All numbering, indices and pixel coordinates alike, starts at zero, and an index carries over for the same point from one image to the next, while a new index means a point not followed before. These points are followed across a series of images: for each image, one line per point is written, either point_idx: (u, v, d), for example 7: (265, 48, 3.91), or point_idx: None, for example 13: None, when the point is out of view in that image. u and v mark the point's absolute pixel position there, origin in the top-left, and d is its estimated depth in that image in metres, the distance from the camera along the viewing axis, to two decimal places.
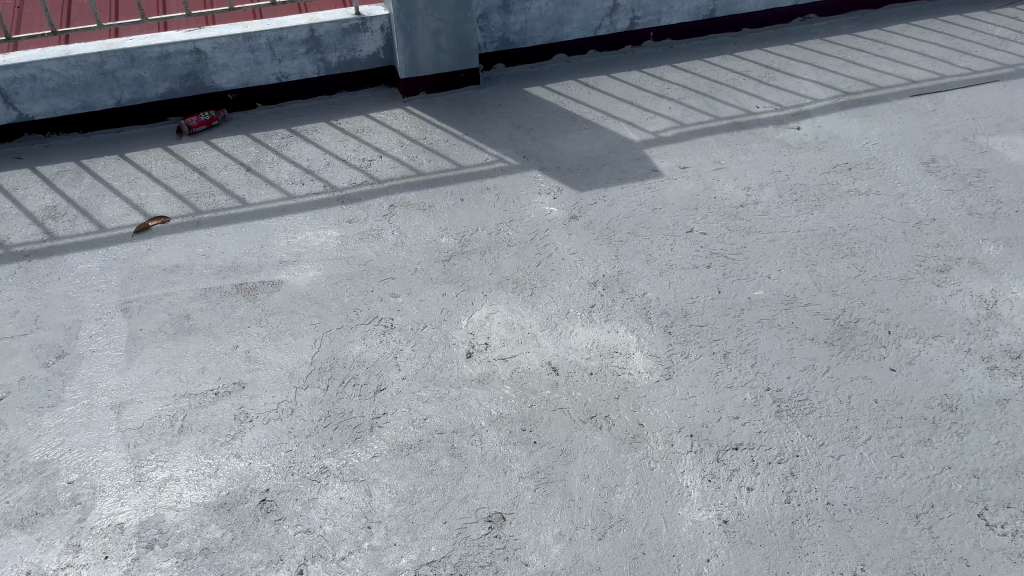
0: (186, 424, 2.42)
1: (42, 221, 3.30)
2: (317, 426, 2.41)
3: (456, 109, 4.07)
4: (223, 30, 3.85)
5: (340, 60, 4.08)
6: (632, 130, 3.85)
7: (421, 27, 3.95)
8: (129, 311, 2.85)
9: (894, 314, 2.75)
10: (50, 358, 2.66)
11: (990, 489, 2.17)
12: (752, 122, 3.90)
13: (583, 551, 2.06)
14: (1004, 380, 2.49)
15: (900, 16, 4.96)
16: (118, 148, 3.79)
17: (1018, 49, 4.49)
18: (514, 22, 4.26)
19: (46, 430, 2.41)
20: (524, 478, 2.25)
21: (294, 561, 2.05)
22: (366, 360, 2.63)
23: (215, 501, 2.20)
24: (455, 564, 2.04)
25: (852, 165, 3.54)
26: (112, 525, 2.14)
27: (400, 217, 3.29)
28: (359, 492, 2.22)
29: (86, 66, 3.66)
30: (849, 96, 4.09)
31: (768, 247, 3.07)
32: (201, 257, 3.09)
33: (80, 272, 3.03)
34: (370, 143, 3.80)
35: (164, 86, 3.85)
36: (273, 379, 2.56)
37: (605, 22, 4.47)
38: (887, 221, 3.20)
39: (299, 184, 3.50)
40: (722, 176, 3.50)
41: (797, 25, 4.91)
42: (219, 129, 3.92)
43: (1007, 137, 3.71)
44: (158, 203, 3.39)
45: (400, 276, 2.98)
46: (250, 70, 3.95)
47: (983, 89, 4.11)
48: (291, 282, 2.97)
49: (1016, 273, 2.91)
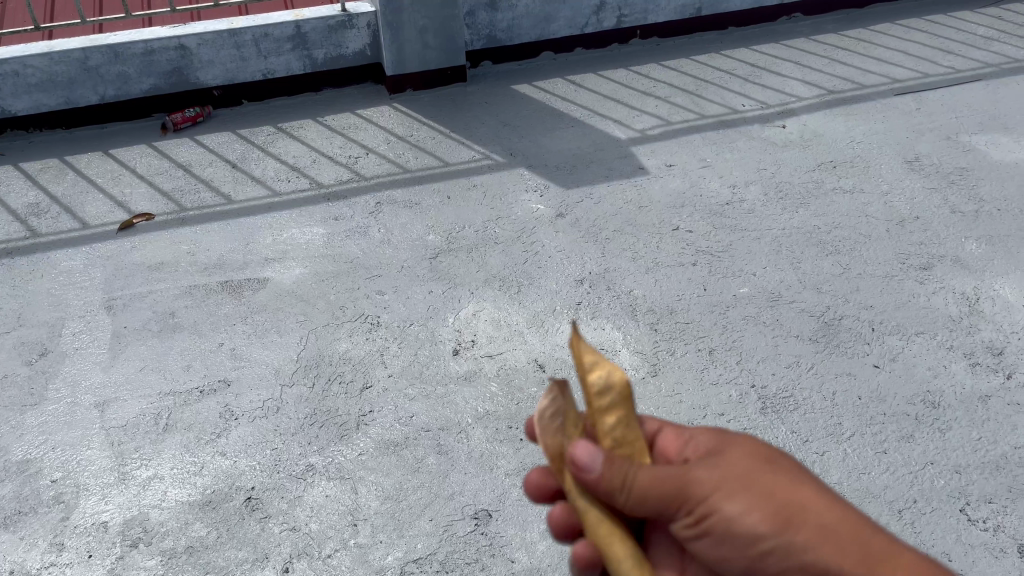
0: (171, 422, 2.41)
1: (24, 218, 3.27)
2: (303, 423, 2.40)
3: (443, 106, 4.07)
4: (208, 25, 3.83)
5: (326, 57, 4.07)
6: (619, 128, 3.86)
7: (408, 24, 3.94)
8: (113, 309, 2.83)
9: (878, 311, 2.77)
10: (33, 356, 2.64)
11: (971, 484, 2.19)
12: (738, 121, 3.92)
13: (569, 547, 2.07)
14: (986, 377, 2.51)
15: (884, 16, 5.00)
16: (102, 144, 3.76)
17: (1001, 48, 4.54)
18: (501, 20, 4.26)
19: (29, 429, 2.40)
20: (511, 475, 2.25)
21: (280, 559, 2.05)
22: (352, 358, 2.62)
23: (200, 499, 2.19)
24: (441, 561, 2.04)
25: (836, 164, 3.57)
26: (96, 524, 2.13)
27: (387, 215, 3.28)
28: (345, 490, 2.22)
29: (69, 62, 3.63)
30: (834, 95, 4.12)
31: (754, 245, 3.09)
32: (186, 254, 3.08)
33: (63, 270, 3.01)
34: (357, 139, 3.79)
35: (149, 82, 3.83)
36: (258, 377, 2.56)
37: (592, 20, 4.48)
38: (871, 219, 3.23)
39: (285, 181, 3.49)
40: (708, 174, 3.51)
41: (782, 23, 4.93)
42: (204, 125, 3.90)
43: (990, 136, 3.75)
44: (143, 200, 3.37)
45: (386, 274, 2.98)
46: (235, 66, 3.92)
47: (966, 88, 4.15)
48: (276, 279, 2.96)
49: (999, 271, 2.95)
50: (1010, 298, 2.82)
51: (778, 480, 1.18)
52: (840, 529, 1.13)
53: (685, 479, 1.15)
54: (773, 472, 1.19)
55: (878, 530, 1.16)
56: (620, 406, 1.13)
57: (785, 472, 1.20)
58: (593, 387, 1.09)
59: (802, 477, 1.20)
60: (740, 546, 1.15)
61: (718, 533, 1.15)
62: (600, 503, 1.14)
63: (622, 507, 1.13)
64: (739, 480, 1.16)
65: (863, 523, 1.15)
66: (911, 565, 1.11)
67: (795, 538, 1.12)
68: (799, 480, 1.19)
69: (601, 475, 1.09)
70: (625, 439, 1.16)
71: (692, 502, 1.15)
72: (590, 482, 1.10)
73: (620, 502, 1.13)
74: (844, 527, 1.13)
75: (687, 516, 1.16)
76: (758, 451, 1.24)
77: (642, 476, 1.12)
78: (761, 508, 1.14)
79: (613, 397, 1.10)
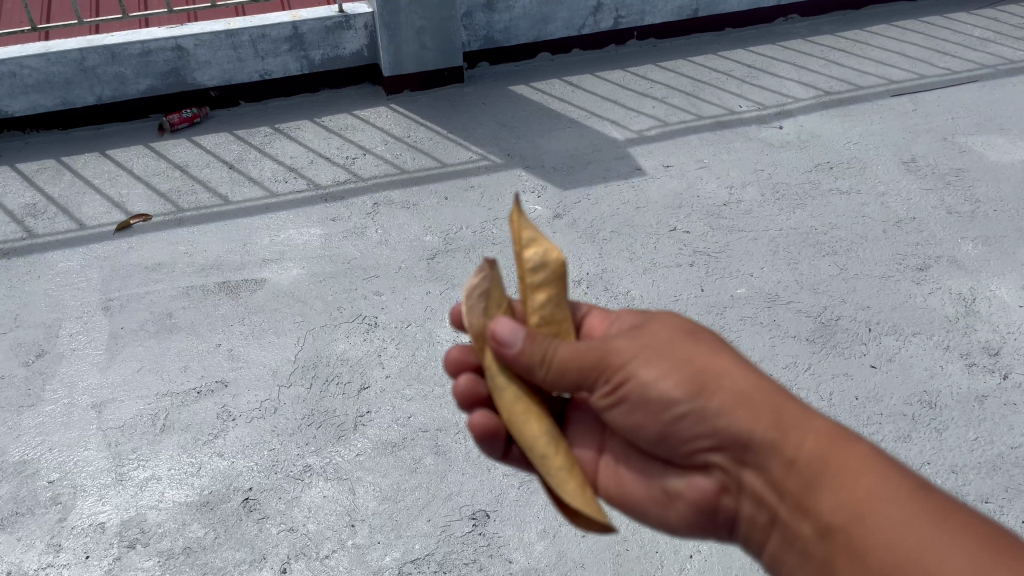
0: (168, 423, 2.41)
1: (21, 219, 3.27)
2: (301, 424, 2.40)
3: (440, 106, 4.07)
4: (206, 26, 3.82)
5: (323, 57, 4.07)
6: (616, 129, 3.87)
7: (406, 25, 3.94)
8: (111, 309, 2.83)
9: (874, 312, 2.78)
10: (30, 357, 2.64)
11: (968, 484, 2.20)
12: (735, 121, 3.93)
13: (567, 547, 2.07)
14: (982, 377, 2.52)
15: (880, 17, 5.01)
16: (100, 144, 3.76)
17: (996, 49, 4.55)
18: (499, 21, 4.26)
19: (26, 430, 2.39)
20: (509, 476, 2.26)
21: (277, 559, 2.05)
22: (349, 358, 2.62)
23: (197, 500, 2.19)
24: (440, 562, 2.04)
25: (833, 164, 3.58)
26: (93, 524, 2.13)
27: (384, 216, 3.28)
28: (343, 490, 2.22)
29: (66, 62, 3.62)
30: (831, 96, 4.13)
31: (751, 245, 3.10)
32: (183, 255, 3.08)
33: (60, 270, 3.01)
34: (354, 140, 3.79)
35: (146, 83, 3.83)
36: (255, 378, 2.56)
37: (589, 20, 4.48)
38: (867, 219, 3.23)
39: (282, 182, 3.49)
40: (705, 175, 3.52)
41: (779, 24, 4.94)
42: (202, 126, 3.90)
43: (985, 137, 3.76)
44: (140, 201, 3.37)
45: (384, 275, 2.98)
46: (232, 67, 3.92)
47: (962, 89, 4.16)
48: (273, 280, 2.96)
49: (995, 271, 2.96)
50: (1006, 299, 2.83)
51: (698, 350, 1.26)
52: (756, 393, 1.19)
53: (603, 349, 1.28)
54: (694, 343, 1.28)
55: (798, 399, 1.21)
56: (549, 285, 1.34)
57: (706, 344, 1.28)
58: (528, 262, 1.30)
59: (723, 348, 1.29)
60: (655, 408, 1.26)
61: (633, 398, 1.27)
62: (522, 374, 1.32)
63: (540, 378, 1.30)
64: (658, 349, 1.27)
65: (781, 390, 1.21)
66: (835, 435, 1.14)
67: (706, 399, 1.21)
68: (721, 350, 1.28)
69: (519, 344, 1.27)
70: (551, 319, 1.36)
71: (609, 371, 1.28)
72: (508, 352, 1.28)
73: (538, 375, 1.30)
74: (759, 391, 1.20)
75: (605, 382, 1.29)
76: (681, 325, 1.34)
77: (559, 353, 1.27)
78: (676, 374, 1.23)
79: (546, 272, 1.32)
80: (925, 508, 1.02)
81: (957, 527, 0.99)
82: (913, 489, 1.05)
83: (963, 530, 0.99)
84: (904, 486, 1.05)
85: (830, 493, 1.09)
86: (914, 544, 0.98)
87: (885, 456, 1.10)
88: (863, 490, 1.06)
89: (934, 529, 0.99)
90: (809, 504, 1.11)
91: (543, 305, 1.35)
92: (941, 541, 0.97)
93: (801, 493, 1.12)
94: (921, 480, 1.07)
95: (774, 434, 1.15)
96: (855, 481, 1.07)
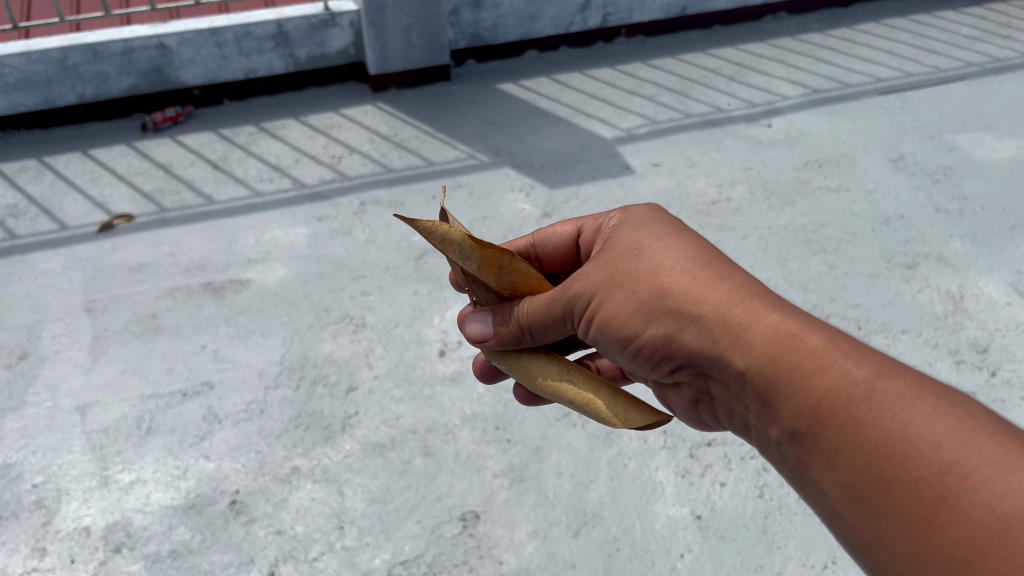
0: (153, 426, 2.38)
1: (2, 219, 3.23)
2: (287, 426, 2.38)
3: (428, 104, 4.05)
4: (189, 24, 3.76)
5: (309, 56, 4.02)
6: (604, 127, 3.86)
7: (391, 23, 3.88)
8: (94, 311, 2.79)
9: (863, 310, 2.77)
10: (12, 360, 2.60)
11: None
12: (724, 119, 3.92)
13: (558, 548, 2.06)
14: (970, 374, 2.52)
15: (867, 15, 5.01)
16: (82, 143, 3.73)
17: (983, 48, 4.56)
18: (486, 18, 4.21)
19: (8, 433, 2.36)
20: (499, 476, 2.23)
21: (265, 562, 2.03)
22: (336, 359, 2.60)
23: (183, 503, 2.16)
24: (429, 563, 2.02)
25: (822, 162, 3.58)
26: (77, 529, 2.10)
27: (371, 215, 3.26)
28: (331, 492, 2.20)
29: (48, 61, 3.57)
30: (819, 94, 4.13)
31: (740, 244, 3.08)
32: (167, 255, 3.04)
33: (43, 271, 2.97)
34: (340, 139, 3.76)
35: (129, 81, 3.77)
36: (241, 379, 2.52)
37: (577, 18, 4.44)
38: (857, 217, 3.24)
39: (267, 181, 3.46)
40: (694, 173, 3.51)
41: (767, 22, 4.93)
42: (185, 125, 3.88)
43: (972, 135, 3.77)
44: (123, 202, 3.33)
45: (371, 274, 2.96)
46: (216, 65, 3.88)
47: (948, 87, 4.17)
48: (259, 281, 2.92)
49: (981, 268, 2.96)
50: (993, 296, 2.83)
51: (642, 262, 1.32)
52: (703, 296, 1.25)
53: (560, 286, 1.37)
54: (636, 251, 1.33)
55: (750, 292, 1.24)
56: (482, 266, 1.34)
57: (651, 246, 1.33)
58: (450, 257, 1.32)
59: (667, 245, 1.33)
60: (613, 330, 1.33)
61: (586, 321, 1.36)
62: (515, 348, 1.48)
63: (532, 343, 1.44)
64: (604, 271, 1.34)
65: (732, 286, 1.25)
66: (789, 325, 1.17)
67: (655, 309, 1.28)
68: (662, 249, 1.32)
69: (494, 332, 1.44)
70: (507, 285, 1.41)
71: (563, 311, 1.36)
72: (491, 342, 1.46)
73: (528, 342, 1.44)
74: (705, 293, 1.25)
75: (566, 321, 1.38)
76: (626, 232, 1.39)
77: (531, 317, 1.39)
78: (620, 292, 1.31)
79: (474, 262, 1.32)
80: (884, 389, 1.03)
81: (924, 409, 0.99)
82: (877, 374, 1.05)
83: (928, 413, 0.99)
84: (868, 375, 1.05)
85: (787, 397, 1.12)
86: (873, 440, 1.00)
87: (848, 342, 1.11)
88: (823, 391, 1.07)
89: (898, 423, 0.99)
90: (769, 404, 1.15)
91: (491, 279, 1.39)
92: (903, 430, 0.98)
93: (760, 396, 1.17)
94: (887, 363, 1.07)
95: (725, 338, 1.21)
96: (815, 382, 1.08)
